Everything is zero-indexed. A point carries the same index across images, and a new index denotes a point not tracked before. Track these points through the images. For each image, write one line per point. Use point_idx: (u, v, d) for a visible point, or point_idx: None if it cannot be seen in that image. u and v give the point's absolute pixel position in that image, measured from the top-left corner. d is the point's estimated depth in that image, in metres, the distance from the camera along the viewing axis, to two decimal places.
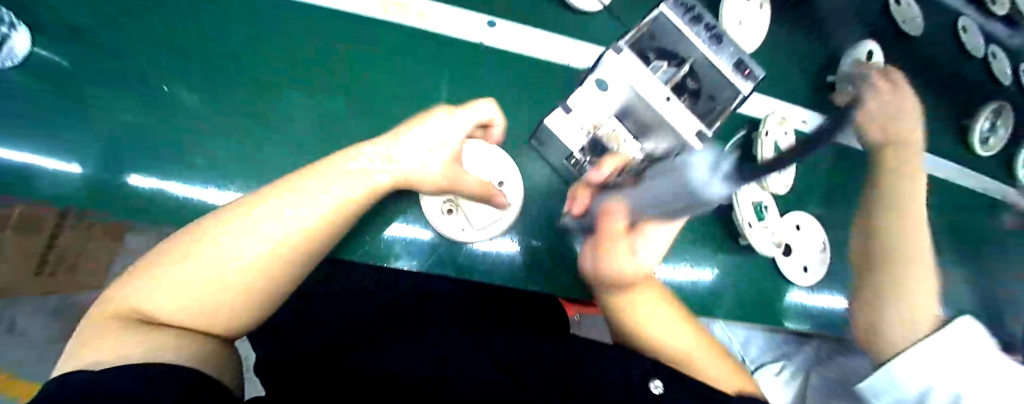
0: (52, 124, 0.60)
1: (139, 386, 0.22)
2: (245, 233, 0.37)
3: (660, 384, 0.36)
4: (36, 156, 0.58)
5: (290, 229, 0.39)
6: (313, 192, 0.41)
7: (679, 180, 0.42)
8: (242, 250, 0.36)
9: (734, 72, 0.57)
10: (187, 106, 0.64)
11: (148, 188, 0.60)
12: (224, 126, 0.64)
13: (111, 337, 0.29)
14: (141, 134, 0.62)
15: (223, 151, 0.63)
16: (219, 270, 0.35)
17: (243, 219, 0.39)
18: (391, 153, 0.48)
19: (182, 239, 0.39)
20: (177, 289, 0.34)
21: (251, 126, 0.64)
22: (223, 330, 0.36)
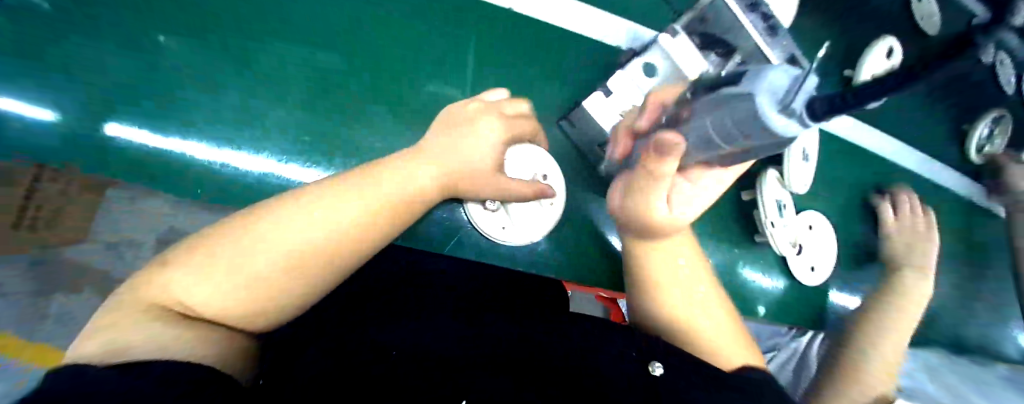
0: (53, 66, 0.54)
1: (142, 382, 0.24)
2: (289, 226, 0.39)
3: (660, 367, 0.37)
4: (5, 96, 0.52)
5: (335, 222, 0.41)
6: (356, 192, 0.44)
7: (793, 97, 0.26)
8: (290, 239, 0.38)
9: (783, 57, 0.49)
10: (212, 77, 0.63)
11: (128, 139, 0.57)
12: (284, 89, 0.66)
13: (131, 325, 0.30)
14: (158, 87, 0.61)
15: (271, 107, 0.65)
16: (258, 259, 0.36)
17: (291, 214, 0.40)
18: (428, 165, 0.51)
19: (237, 221, 0.40)
20: (214, 278, 0.34)
21: (316, 91, 0.67)
22: (244, 325, 0.36)
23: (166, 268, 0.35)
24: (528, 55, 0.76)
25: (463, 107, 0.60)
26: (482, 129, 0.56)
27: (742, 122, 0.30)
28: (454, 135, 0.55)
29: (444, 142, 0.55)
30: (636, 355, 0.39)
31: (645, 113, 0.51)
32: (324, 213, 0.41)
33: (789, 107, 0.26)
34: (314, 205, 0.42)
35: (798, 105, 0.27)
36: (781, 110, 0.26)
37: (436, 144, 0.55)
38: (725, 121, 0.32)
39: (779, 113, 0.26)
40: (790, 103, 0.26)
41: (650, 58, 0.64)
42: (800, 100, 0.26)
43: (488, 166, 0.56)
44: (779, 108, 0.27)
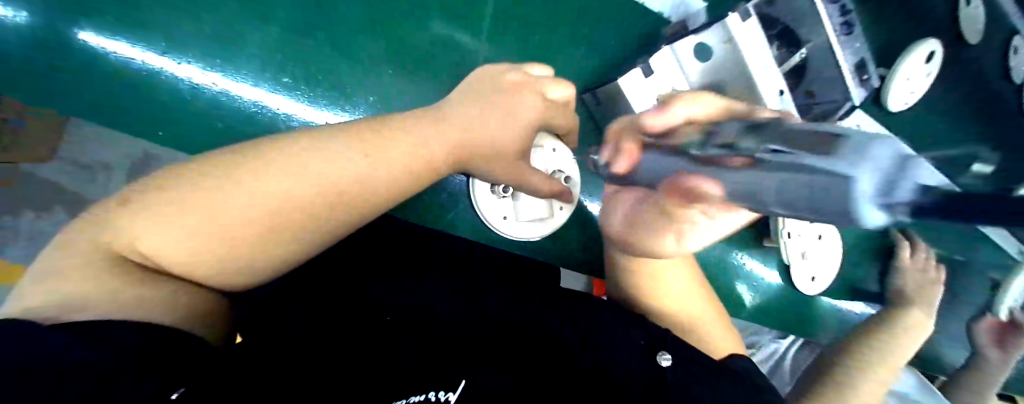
0: None
1: (86, 351, 0.24)
2: (263, 182, 0.33)
3: (667, 358, 0.38)
4: None
5: (321, 186, 0.35)
6: (346, 154, 0.36)
7: (818, 147, 0.13)
8: (266, 198, 0.33)
9: (853, 76, 0.56)
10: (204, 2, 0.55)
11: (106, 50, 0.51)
12: (280, 40, 0.58)
13: (73, 279, 0.28)
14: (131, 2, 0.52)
15: (252, 39, 0.56)
16: (229, 222, 0.32)
17: (277, 167, 0.34)
18: (444, 129, 0.42)
19: (212, 162, 0.34)
20: (175, 238, 0.31)
21: (308, 40, 0.59)
22: (211, 281, 0.35)
23: (130, 205, 0.32)
24: (541, 43, 0.67)
25: (500, 71, 0.46)
26: (519, 101, 0.44)
27: (805, 199, 0.14)
28: (474, 94, 0.44)
29: (466, 106, 0.43)
30: (644, 344, 0.40)
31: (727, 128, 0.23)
32: (316, 171, 0.35)
33: (909, 174, 0.10)
34: (306, 159, 0.35)
35: (903, 182, 0.10)
36: (814, 160, 0.13)
37: (456, 104, 0.44)
38: (748, 180, 0.18)
39: (808, 150, 0.14)
40: (791, 169, 0.15)
41: (705, 38, 0.52)
42: (904, 176, 0.10)
43: (517, 150, 0.45)
44: (885, 198, 0.10)
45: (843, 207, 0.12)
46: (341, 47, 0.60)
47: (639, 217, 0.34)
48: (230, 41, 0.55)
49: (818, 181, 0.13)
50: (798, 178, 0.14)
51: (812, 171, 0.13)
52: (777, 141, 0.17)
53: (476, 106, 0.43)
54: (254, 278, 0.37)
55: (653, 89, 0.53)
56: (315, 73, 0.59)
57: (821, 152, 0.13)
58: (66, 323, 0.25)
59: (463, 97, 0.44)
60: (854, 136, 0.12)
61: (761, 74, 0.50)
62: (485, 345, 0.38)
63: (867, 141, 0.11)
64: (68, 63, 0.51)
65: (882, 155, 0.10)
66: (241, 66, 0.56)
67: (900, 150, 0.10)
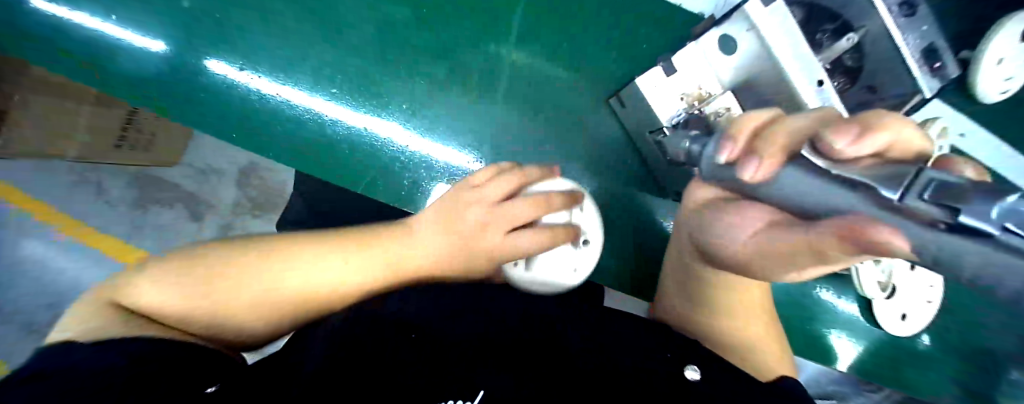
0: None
1: (105, 356, 0.26)
2: (279, 267, 0.36)
3: (696, 371, 0.32)
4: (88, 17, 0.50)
5: (323, 284, 0.37)
6: (349, 254, 0.38)
7: (928, 191, 0.13)
8: (279, 285, 0.36)
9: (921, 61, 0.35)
10: (241, 32, 0.51)
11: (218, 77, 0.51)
12: (310, 70, 0.51)
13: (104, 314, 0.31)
14: (199, 29, 0.51)
15: (282, 68, 0.51)
16: (235, 301, 0.35)
17: (281, 267, 0.37)
18: (440, 242, 0.39)
19: (233, 249, 0.38)
20: (185, 297, 0.34)
21: (339, 63, 0.51)
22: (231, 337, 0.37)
23: (160, 268, 0.35)
24: (597, 42, 0.52)
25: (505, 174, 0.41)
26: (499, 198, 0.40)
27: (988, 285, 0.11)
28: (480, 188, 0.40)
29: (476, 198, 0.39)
30: (669, 356, 0.33)
31: (863, 139, 0.18)
32: (323, 280, 0.37)
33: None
34: (302, 260, 0.37)
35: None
36: (947, 232, 0.12)
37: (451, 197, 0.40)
38: (821, 201, 0.18)
39: (917, 198, 0.13)
40: (916, 237, 0.13)
41: (730, 28, 0.35)
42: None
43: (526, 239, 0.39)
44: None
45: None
46: (357, 30, 0.51)
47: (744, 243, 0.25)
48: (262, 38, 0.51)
49: (990, 260, 0.10)
50: (929, 248, 0.12)
51: (951, 244, 0.11)
52: (857, 177, 0.16)
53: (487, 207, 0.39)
54: (256, 331, 0.37)
55: (674, 90, 0.38)
56: (343, 61, 0.51)
57: (938, 209, 0.12)
58: (101, 341, 0.27)
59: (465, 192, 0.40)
60: (994, 186, 0.11)
61: (790, 66, 0.32)
62: (493, 355, 0.32)
63: (991, 196, 0.10)
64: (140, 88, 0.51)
65: (967, 212, 0.11)
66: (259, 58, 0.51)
67: (1018, 197, 0.10)
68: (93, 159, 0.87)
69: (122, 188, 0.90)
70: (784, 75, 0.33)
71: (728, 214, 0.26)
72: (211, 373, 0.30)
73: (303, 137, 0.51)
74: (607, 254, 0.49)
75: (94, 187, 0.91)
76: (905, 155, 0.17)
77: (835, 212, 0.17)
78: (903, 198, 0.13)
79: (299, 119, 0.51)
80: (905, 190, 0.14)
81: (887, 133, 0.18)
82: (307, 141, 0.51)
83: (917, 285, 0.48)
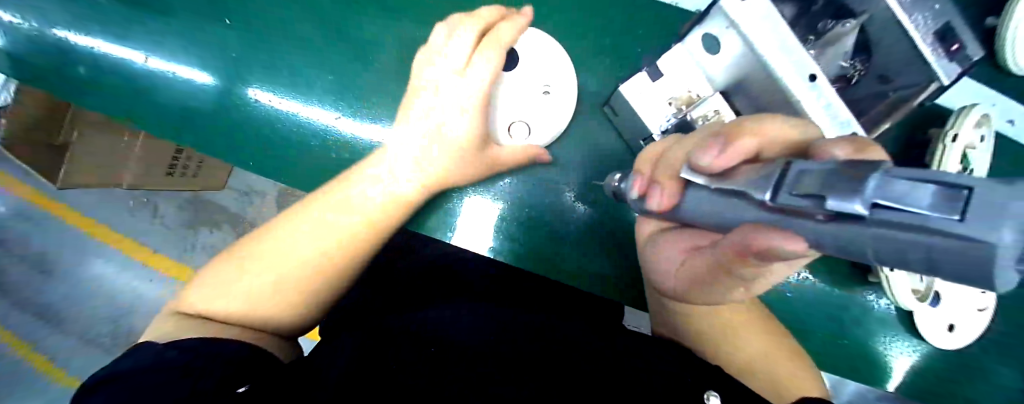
0: (109, 31, 0.54)
1: (184, 356, 0.28)
2: (290, 235, 0.36)
3: (717, 398, 0.29)
4: (121, 50, 0.54)
5: (328, 235, 0.36)
6: (356, 187, 0.38)
7: (793, 187, 0.15)
8: (291, 249, 0.36)
9: (938, 45, 0.30)
10: (253, 61, 0.53)
11: (261, 101, 0.53)
12: (317, 93, 0.52)
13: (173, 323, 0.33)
14: (216, 65, 0.53)
15: (290, 86, 0.52)
16: (256, 285, 0.35)
17: (282, 238, 0.36)
18: (454, 148, 0.38)
19: (246, 243, 0.38)
20: (224, 300, 0.35)
21: (343, 84, 0.52)
22: (280, 335, 0.37)
23: (205, 276, 0.37)
24: (605, 37, 0.48)
25: (452, 36, 0.37)
26: (474, 62, 0.37)
27: (910, 262, 0.12)
28: (440, 76, 0.38)
29: (435, 83, 0.38)
30: (689, 381, 0.31)
31: (724, 154, 0.21)
32: (326, 232, 0.36)
33: (939, 215, 0.10)
34: (301, 218, 0.37)
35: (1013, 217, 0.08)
36: (827, 224, 0.14)
37: (433, 92, 0.38)
38: (729, 214, 0.20)
39: (786, 195, 0.16)
40: (831, 230, 0.14)
41: (711, 27, 0.32)
42: (913, 194, 0.10)
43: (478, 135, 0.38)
44: (1014, 249, 0.09)
45: (968, 268, 0.10)
46: (359, 49, 0.52)
47: (686, 273, 0.26)
48: (275, 63, 0.53)
49: (884, 235, 0.12)
50: (834, 234, 0.14)
51: (853, 226, 0.13)
52: (736, 188, 0.19)
53: (443, 89, 0.38)
54: (287, 319, 0.36)
55: (661, 95, 0.36)
56: (349, 80, 0.52)
57: (809, 200, 0.14)
58: (175, 340, 0.30)
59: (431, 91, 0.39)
60: (816, 169, 0.15)
61: (776, 59, 0.28)
62: (510, 369, 0.31)
63: (838, 181, 0.13)
64: (163, 119, 0.54)
65: (827, 197, 0.13)
66: (272, 81, 0.53)
67: (883, 174, 0.11)
68: (145, 185, 0.93)
69: (173, 212, 1.02)
70: (768, 71, 0.29)
71: (666, 240, 0.29)
72: (268, 371, 0.31)
73: (311, 159, 0.52)
74: (606, 268, 0.47)
75: (147, 210, 1.02)
76: (775, 153, 0.20)
77: (750, 221, 0.18)
78: (775, 198, 0.16)
79: (308, 140, 0.52)
80: (770, 192, 0.17)
81: (747, 139, 0.21)
82: (312, 157, 0.52)
83: (973, 302, 0.43)
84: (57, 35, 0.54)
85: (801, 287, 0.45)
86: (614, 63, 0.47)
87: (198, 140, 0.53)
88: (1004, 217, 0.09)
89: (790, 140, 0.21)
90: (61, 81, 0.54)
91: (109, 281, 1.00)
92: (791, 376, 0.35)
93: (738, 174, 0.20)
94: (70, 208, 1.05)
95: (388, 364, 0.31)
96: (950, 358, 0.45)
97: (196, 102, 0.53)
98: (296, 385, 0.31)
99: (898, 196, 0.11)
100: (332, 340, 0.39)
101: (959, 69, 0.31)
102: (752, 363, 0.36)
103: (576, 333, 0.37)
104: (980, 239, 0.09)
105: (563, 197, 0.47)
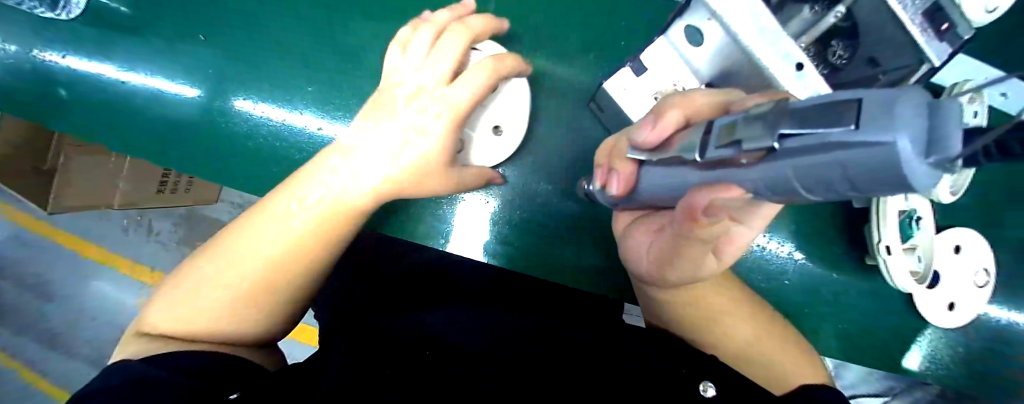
0: (84, 51, 0.53)
1: (157, 369, 0.28)
2: (252, 240, 0.35)
3: (713, 388, 0.29)
4: (97, 67, 0.53)
5: (289, 244, 0.35)
6: (319, 194, 0.36)
7: (717, 142, 0.18)
8: (252, 257, 0.34)
9: (926, 25, 0.29)
10: (237, 73, 0.52)
11: (246, 112, 0.52)
12: (299, 103, 0.51)
13: (157, 340, 0.32)
14: (195, 78, 0.52)
15: (275, 97, 0.51)
16: (214, 293, 0.34)
17: (248, 239, 0.35)
18: (413, 154, 0.35)
19: (216, 242, 0.37)
20: (182, 308, 0.34)
21: (329, 91, 0.51)
22: (253, 341, 0.36)
23: (180, 281, 0.36)
24: (591, 32, 0.47)
25: (422, 38, 0.35)
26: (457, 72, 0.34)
27: (835, 185, 0.12)
28: (414, 77, 0.35)
29: (409, 84, 0.35)
30: (685, 372, 0.31)
31: (657, 125, 0.26)
32: (284, 242, 0.35)
33: (840, 131, 0.11)
34: (266, 228, 0.35)
35: (899, 116, 0.09)
36: (800, 187, 0.14)
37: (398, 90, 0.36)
38: (681, 181, 0.22)
39: (710, 150, 0.18)
40: (776, 175, 0.14)
41: (693, 19, 0.31)
42: (823, 118, 0.12)
43: (443, 148, 0.35)
44: (917, 148, 0.09)
45: (882, 176, 0.10)
46: (342, 56, 0.51)
47: (659, 249, 0.27)
48: (257, 75, 0.52)
49: (802, 161, 0.13)
50: (768, 175, 0.15)
51: (774, 162, 0.14)
52: (682, 156, 0.21)
53: (417, 94, 0.34)
54: (258, 324, 0.36)
55: (647, 90, 0.36)
56: (332, 89, 0.51)
57: (732, 149, 0.16)
58: (149, 357, 0.30)
59: (402, 90, 0.35)
60: (732, 123, 0.17)
61: (759, 51, 0.27)
62: (508, 367, 0.31)
63: (757, 126, 0.15)
64: (142, 134, 0.53)
65: (744, 140, 0.15)
66: (255, 91, 0.52)
67: (790, 115, 0.13)
68: (138, 204, 0.92)
69: (167, 229, 1.01)
70: (751, 59, 0.28)
71: (637, 230, 0.30)
72: (247, 381, 0.31)
73: (296, 170, 0.51)
74: (597, 260, 0.46)
75: (143, 228, 1.02)
76: (703, 114, 0.25)
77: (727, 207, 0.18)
78: (706, 154, 0.19)
79: (294, 151, 0.51)
80: (698, 151, 0.19)
81: (674, 111, 0.26)
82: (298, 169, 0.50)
83: (972, 279, 0.43)
84: (33, 57, 0.53)
85: (799, 271, 0.44)
86: (600, 56, 0.46)
87: (185, 155, 0.52)
88: (896, 124, 0.09)
89: (712, 107, 0.26)
90: (40, 103, 0.53)
91: (109, 302, 1.00)
92: (792, 366, 0.34)
93: (670, 140, 0.25)
94: (65, 233, 1.05)
95: (385, 370, 0.31)
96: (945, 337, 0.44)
97: (179, 116, 0.52)
98: (291, 391, 0.31)
99: (805, 123, 0.12)
100: (326, 344, 0.39)
101: (948, 49, 0.30)
102: (757, 355, 0.35)
103: (573, 332, 0.37)
104: (882, 140, 0.10)
105: (544, 195, 0.46)
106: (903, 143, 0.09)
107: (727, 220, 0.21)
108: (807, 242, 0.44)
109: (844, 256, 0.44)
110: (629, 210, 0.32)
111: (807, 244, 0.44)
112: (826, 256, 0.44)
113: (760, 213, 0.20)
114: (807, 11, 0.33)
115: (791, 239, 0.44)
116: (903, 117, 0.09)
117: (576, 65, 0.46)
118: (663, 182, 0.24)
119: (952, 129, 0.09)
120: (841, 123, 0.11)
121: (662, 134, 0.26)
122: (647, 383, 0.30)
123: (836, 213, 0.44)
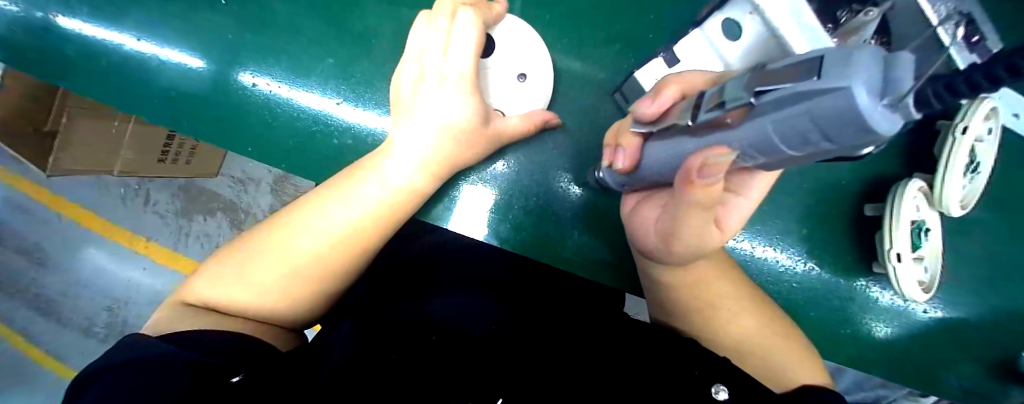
0: (100, 13, 0.52)
1: (175, 347, 0.28)
2: (296, 223, 0.35)
3: (726, 392, 0.28)
4: (112, 32, 0.52)
5: (336, 228, 0.35)
6: (362, 179, 0.36)
7: (708, 106, 0.20)
8: (296, 239, 0.35)
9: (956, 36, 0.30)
10: (253, 43, 0.52)
11: (259, 83, 0.51)
12: (317, 75, 0.51)
13: (185, 318, 0.33)
14: (211, 45, 0.52)
15: (290, 70, 0.51)
16: (261, 274, 0.34)
17: (282, 232, 0.35)
18: (444, 133, 0.36)
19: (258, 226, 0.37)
20: (228, 286, 0.34)
21: (347, 65, 0.51)
22: (286, 323, 0.37)
23: (212, 260, 0.37)
24: (615, 24, 0.47)
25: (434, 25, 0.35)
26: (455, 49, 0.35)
27: (811, 136, 0.14)
28: (425, 59, 0.36)
29: (422, 67, 0.36)
30: (697, 374, 0.30)
31: (656, 100, 0.28)
32: (330, 226, 0.35)
33: (807, 80, 0.12)
34: (310, 207, 0.36)
35: (854, 67, 0.11)
36: (779, 141, 0.15)
37: (421, 84, 0.36)
38: (680, 152, 0.23)
39: (701, 113, 0.20)
40: (760, 133, 0.16)
41: (734, 13, 0.33)
42: (794, 75, 0.13)
43: (466, 127, 0.36)
44: (874, 94, 0.11)
45: (849, 123, 0.12)
46: (362, 32, 0.51)
47: (663, 220, 0.27)
48: (275, 47, 0.51)
49: (779, 115, 0.14)
50: (752, 133, 0.16)
51: (755, 119, 0.16)
52: (683, 127, 0.23)
53: (432, 74, 0.36)
54: (308, 310, 0.37)
55: None
56: (351, 64, 0.51)
57: (718, 110, 0.18)
58: (168, 334, 0.30)
59: (416, 73, 0.37)
60: (719, 89, 0.19)
61: (795, 40, 0.29)
62: (512, 360, 0.32)
63: (741, 87, 0.17)
64: (155, 102, 0.52)
65: (728, 99, 0.17)
66: (271, 64, 0.51)
67: (768, 78, 0.15)
68: (138, 173, 0.91)
69: (167, 200, 0.99)
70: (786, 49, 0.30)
71: (645, 208, 0.30)
72: (265, 361, 0.31)
73: (310, 143, 0.50)
74: (602, 246, 0.46)
75: (141, 198, 1.00)
76: (693, 88, 0.28)
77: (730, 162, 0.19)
78: (696, 118, 0.21)
79: (308, 126, 0.50)
80: (691, 116, 0.21)
81: (671, 87, 0.28)
82: (312, 143, 0.50)
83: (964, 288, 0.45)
84: (46, 17, 0.52)
85: (804, 276, 0.45)
86: (622, 48, 0.46)
87: (197, 122, 0.51)
88: (849, 71, 0.11)
89: (704, 80, 0.28)
90: (48, 62, 0.52)
91: (107, 270, 0.99)
92: (794, 363, 0.35)
93: (667, 113, 0.27)
94: (62, 198, 1.03)
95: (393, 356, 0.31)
96: (937, 336, 0.46)
97: (192, 84, 0.52)
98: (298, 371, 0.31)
99: (791, 77, 0.13)
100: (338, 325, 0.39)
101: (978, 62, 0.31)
102: (754, 350, 0.36)
103: (579, 328, 0.37)
104: (838, 84, 0.11)
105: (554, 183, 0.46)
106: (858, 89, 0.11)
107: (722, 184, 0.21)
108: (813, 246, 0.45)
109: (849, 261, 0.45)
110: (637, 190, 0.32)
111: (813, 249, 0.45)
112: (830, 261, 0.45)
113: (756, 181, 0.25)
114: (842, 15, 0.33)
115: (797, 242, 0.45)
116: (859, 68, 0.11)
117: (598, 55, 0.46)
118: (667, 155, 0.25)
119: (902, 75, 0.11)
120: (807, 73, 0.13)
121: (661, 107, 0.28)
122: (652, 381, 0.30)
123: (845, 220, 0.44)
